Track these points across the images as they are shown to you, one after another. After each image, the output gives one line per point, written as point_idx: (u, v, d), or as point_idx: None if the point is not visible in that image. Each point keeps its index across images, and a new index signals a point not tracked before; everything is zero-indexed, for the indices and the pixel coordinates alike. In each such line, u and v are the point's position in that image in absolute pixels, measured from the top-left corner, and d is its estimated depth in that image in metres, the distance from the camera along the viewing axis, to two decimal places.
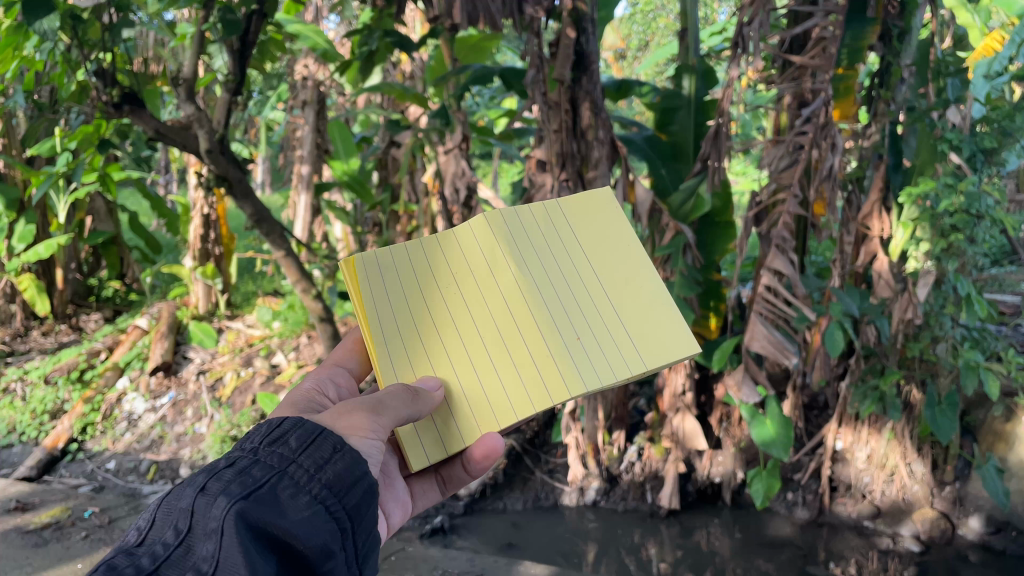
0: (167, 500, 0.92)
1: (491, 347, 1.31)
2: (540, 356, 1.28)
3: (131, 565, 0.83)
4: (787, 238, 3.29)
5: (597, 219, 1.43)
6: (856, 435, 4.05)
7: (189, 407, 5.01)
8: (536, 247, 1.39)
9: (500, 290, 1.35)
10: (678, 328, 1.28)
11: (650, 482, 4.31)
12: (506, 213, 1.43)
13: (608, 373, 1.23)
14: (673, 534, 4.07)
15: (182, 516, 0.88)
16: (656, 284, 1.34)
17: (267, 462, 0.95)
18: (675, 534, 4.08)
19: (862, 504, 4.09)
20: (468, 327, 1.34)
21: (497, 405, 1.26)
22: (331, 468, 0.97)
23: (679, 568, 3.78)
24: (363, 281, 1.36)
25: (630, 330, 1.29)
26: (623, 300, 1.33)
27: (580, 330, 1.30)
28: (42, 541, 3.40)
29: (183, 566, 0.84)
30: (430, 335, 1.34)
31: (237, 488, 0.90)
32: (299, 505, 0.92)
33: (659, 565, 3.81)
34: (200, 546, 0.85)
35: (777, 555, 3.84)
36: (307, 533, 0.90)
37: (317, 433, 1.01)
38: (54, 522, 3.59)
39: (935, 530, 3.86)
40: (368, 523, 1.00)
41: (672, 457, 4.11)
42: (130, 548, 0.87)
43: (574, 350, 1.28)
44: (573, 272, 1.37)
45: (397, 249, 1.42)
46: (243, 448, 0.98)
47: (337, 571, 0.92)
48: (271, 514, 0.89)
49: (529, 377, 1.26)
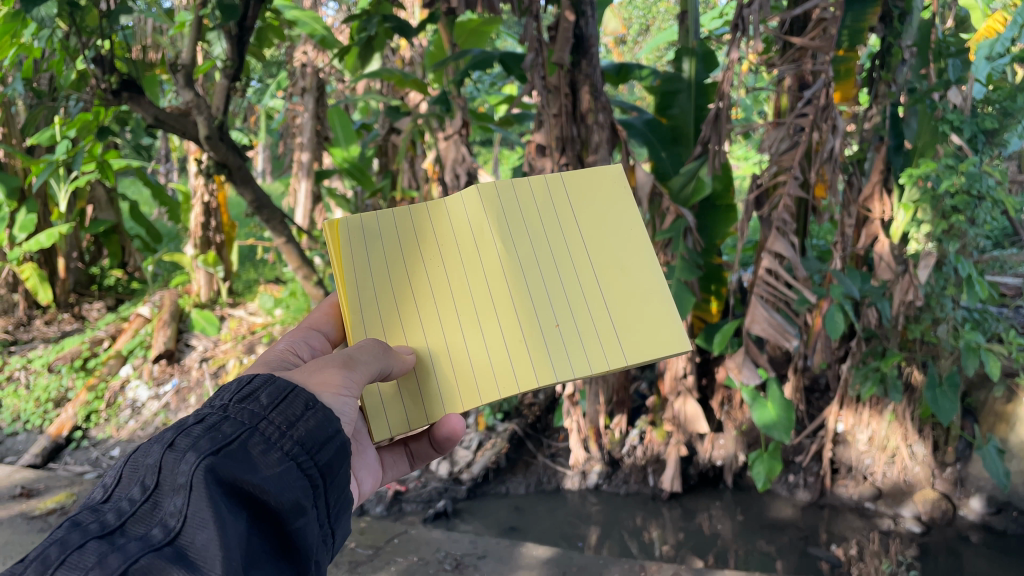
0: (132, 456, 0.87)
1: (468, 326, 1.32)
2: (517, 339, 1.28)
3: (94, 521, 0.78)
4: (788, 220, 3.29)
5: (598, 199, 1.40)
6: (857, 418, 4.05)
7: (192, 395, 5.03)
8: (525, 225, 1.37)
9: (484, 270, 1.34)
10: (662, 322, 1.29)
11: (652, 465, 4.31)
12: (502, 189, 1.40)
13: (581, 363, 1.25)
14: (675, 517, 4.10)
15: (149, 473, 0.83)
16: (646, 278, 1.33)
17: (238, 417, 0.90)
18: (677, 516, 4.10)
19: (863, 486, 4.12)
20: (447, 304, 1.34)
21: (469, 385, 1.28)
22: (303, 426, 0.94)
23: (681, 550, 3.80)
24: (346, 250, 1.35)
25: (612, 322, 1.30)
26: (609, 287, 1.33)
27: (560, 317, 1.30)
28: (48, 527, 3.43)
29: (150, 523, 0.78)
30: (408, 309, 1.35)
31: (207, 444, 0.84)
32: (271, 461, 0.88)
33: (661, 547, 3.84)
34: (167, 503, 0.80)
35: (778, 536, 3.86)
36: (278, 489, 0.86)
37: (288, 389, 0.98)
38: (59, 508, 3.62)
39: (936, 511, 3.89)
40: (337, 483, 0.99)
41: (674, 441, 4.13)
42: (94, 505, 0.81)
43: (551, 335, 1.28)
44: (561, 253, 1.36)
45: (385, 215, 1.40)
46: (211, 404, 0.92)
47: (306, 529, 0.90)
48: (242, 470, 0.85)
49: (502, 360, 1.28)
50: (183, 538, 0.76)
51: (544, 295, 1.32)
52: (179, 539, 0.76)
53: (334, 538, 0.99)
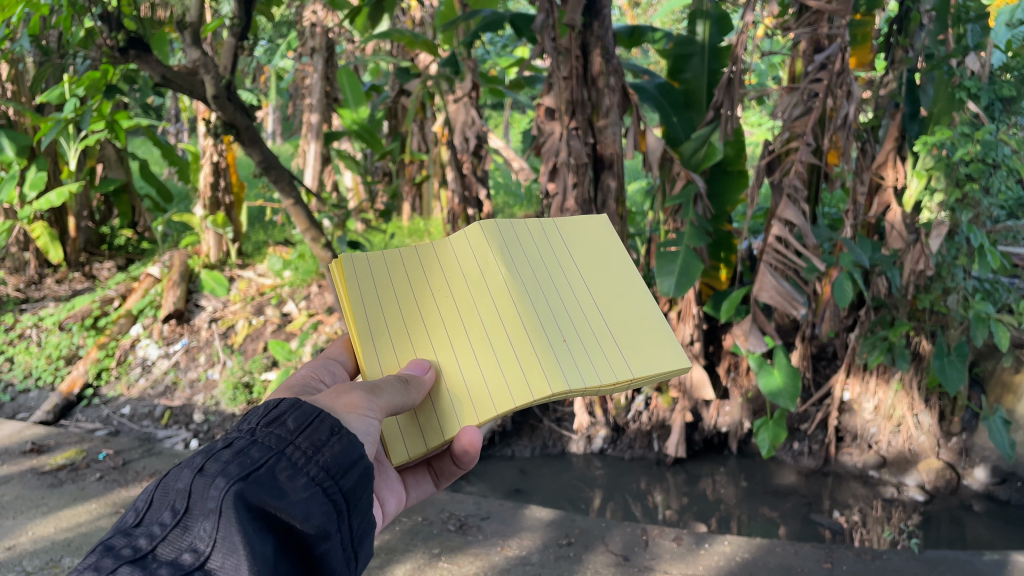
0: (165, 479, 0.87)
1: (476, 345, 1.24)
2: (525, 355, 1.19)
3: (127, 546, 0.79)
4: (799, 186, 3.27)
5: (594, 240, 1.39)
6: (865, 386, 4.05)
7: (202, 354, 5.07)
8: (527, 253, 1.33)
9: (489, 291, 1.28)
10: (669, 348, 1.23)
11: (657, 431, 4.36)
12: (502, 223, 1.38)
13: (593, 377, 1.15)
14: (679, 482, 4.13)
15: (179, 497, 0.83)
16: (649, 308, 1.29)
17: (266, 442, 0.89)
18: (681, 481, 4.13)
19: (868, 454, 4.14)
20: (454, 325, 1.28)
21: (478, 403, 1.18)
22: (329, 450, 0.92)
23: (684, 515, 3.84)
24: (352, 275, 1.30)
25: (618, 343, 1.23)
26: (612, 311, 1.28)
27: (568, 334, 1.22)
28: (58, 482, 3.48)
29: (180, 546, 0.79)
30: (417, 334, 1.28)
31: (236, 470, 0.84)
32: (297, 486, 0.87)
33: (664, 512, 3.87)
34: (196, 527, 0.80)
35: (781, 503, 3.88)
36: (304, 515, 0.85)
37: (315, 413, 0.96)
38: (69, 464, 3.67)
39: (940, 480, 3.93)
40: (364, 505, 0.96)
41: (680, 407, 4.15)
42: (128, 528, 0.82)
43: (559, 350, 1.19)
44: (564, 282, 1.31)
45: (388, 253, 1.37)
46: (240, 429, 0.92)
47: (332, 553, 0.88)
48: (270, 495, 0.84)
49: (511, 375, 1.18)
50: (213, 562, 0.77)
51: (549, 314, 1.25)
52: (207, 564, 0.77)
53: (361, 561, 0.96)
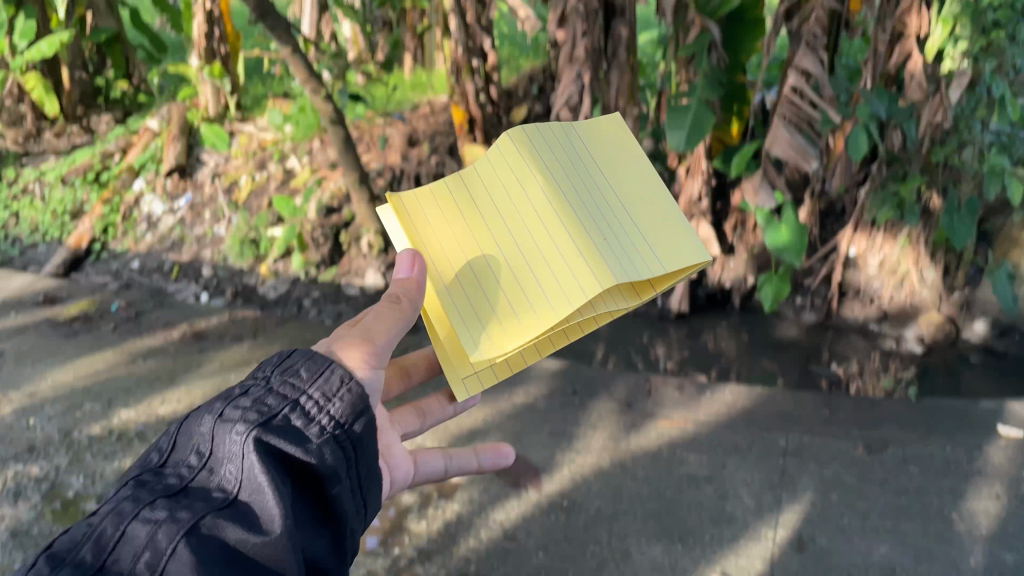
0: (186, 427, 1.31)
1: (535, 252, 1.63)
2: (574, 262, 1.58)
3: (164, 481, 1.22)
4: (819, 34, 3.15)
5: (615, 138, 1.84)
6: (871, 242, 4.10)
7: (206, 210, 5.03)
8: (557, 159, 1.76)
9: (535, 208, 1.68)
10: (688, 241, 1.65)
11: None
12: (532, 131, 1.79)
13: (631, 275, 1.56)
14: (682, 335, 4.20)
15: (202, 445, 1.26)
16: (666, 201, 1.73)
17: (280, 392, 1.31)
18: (684, 335, 4.20)
19: (870, 308, 4.18)
20: (512, 239, 1.66)
21: (540, 307, 1.56)
22: (336, 403, 1.32)
23: (686, 366, 3.92)
24: (407, 212, 1.69)
25: (644, 236, 1.66)
26: (637, 207, 1.72)
27: (606, 236, 1.63)
28: None
29: (208, 485, 1.22)
30: (484, 242, 1.66)
31: (254, 417, 1.26)
32: (310, 434, 1.27)
33: (666, 364, 3.95)
34: (220, 471, 1.23)
35: (781, 355, 3.96)
36: (319, 459, 1.26)
37: (324, 364, 1.36)
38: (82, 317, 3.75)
39: (940, 333, 3.97)
40: (365, 456, 1.37)
41: None
42: (157, 468, 1.26)
43: (602, 246, 1.61)
44: (595, 185, 1.74)
45: (437, 185, 1.74)
46: (261, 378, 1.34)
47: (342, 495, 1.31)
48: (292, 445, 1.25)
49: (565, 279, 1.57)
50: (239, 500, 1.20)
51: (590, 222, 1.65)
52: (216, 513, 1.17)
53: (366, 496, 1.40)
